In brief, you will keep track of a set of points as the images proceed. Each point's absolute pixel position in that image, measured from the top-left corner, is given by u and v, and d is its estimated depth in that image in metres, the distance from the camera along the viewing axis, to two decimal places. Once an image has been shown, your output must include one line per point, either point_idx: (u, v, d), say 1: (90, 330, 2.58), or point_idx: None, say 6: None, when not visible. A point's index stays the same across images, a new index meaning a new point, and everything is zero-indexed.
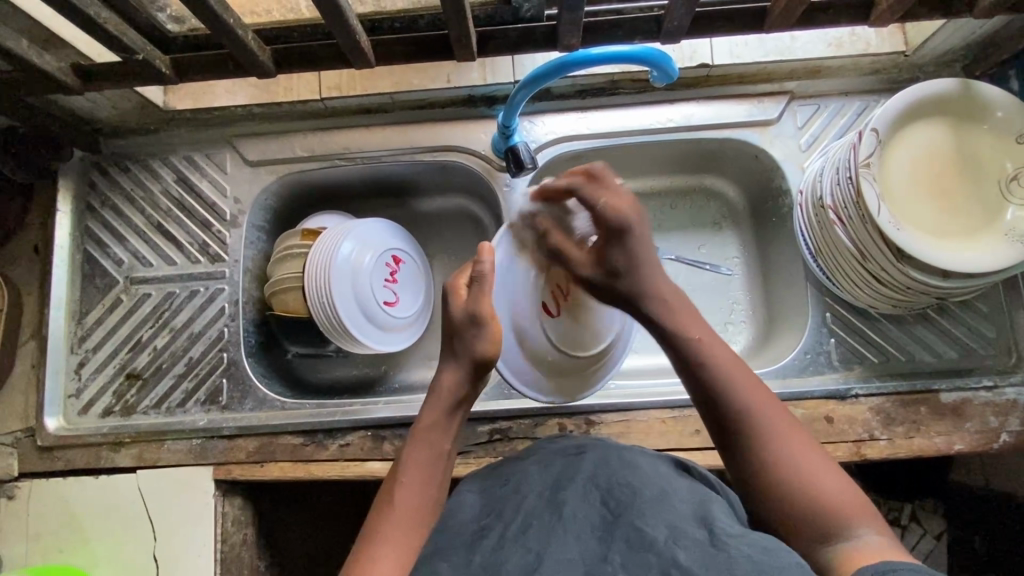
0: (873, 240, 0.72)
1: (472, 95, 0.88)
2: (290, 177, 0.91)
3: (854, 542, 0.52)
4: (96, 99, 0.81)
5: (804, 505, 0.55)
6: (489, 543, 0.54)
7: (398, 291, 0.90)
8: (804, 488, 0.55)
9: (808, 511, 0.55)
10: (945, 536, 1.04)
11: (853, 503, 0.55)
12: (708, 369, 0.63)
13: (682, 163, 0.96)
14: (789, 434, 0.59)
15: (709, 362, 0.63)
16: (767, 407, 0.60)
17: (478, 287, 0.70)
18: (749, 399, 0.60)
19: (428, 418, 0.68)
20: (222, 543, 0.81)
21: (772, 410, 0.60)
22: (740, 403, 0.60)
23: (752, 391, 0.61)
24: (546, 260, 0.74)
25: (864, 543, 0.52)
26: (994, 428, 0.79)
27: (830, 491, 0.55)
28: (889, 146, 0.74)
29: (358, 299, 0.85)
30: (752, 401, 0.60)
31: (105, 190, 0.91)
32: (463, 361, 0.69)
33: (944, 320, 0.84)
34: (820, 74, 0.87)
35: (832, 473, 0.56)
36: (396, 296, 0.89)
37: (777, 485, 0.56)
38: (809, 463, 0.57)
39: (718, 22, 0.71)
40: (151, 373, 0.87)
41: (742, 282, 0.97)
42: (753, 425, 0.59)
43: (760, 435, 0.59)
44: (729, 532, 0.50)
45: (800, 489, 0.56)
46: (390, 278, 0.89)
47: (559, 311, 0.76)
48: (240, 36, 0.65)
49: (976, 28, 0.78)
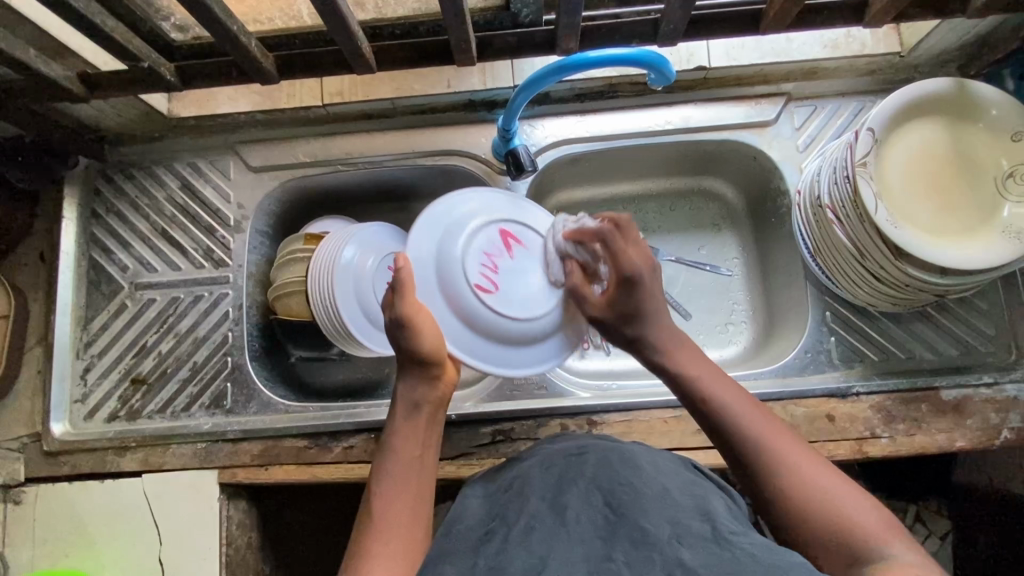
0: (871, 239, 0.73)
1: (472, 99, 0.90)
2: (293, 183, 0.92)
3: (884, 560, 0.49)
4: (102, 107, 0.82)
5: (819, 521, 0.54)
6: (491, 547, 0.54)
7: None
8: (825, 506, 0.54)
9: (832, 533, 0.53)
10: (949, 536, 1.05)
11: (881, 525, 0.52)
12: (713, 401, 0.63)
13: (681, 166, 0.96)
14: (796, 455, 0.58)
15: (709, 390, 0.64)
16: (766, 425, 0.60)
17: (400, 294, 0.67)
18: (765, 432, 0.60)
19: (397, 428, 0.67)
20: (227, 546, 0.81)
21: (772, 435, 0.59)
22: (751, 434, 0.60)
23: (771, 426, 0.60)
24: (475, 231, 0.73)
25: (895, 559, 0.49)
26: (995, 425, 0.79)
27: (855, 512, 0.53)
28: (885, 145, 0.74)
29: (359, 300, 0.86)
30: (764, 430, 0.60)
31: (110, 197, 0.92)
32: (412, 364, 0.67)
33: (943, 318, 0.85)
34: (816, 76, 0.88)
35: (852, 495, 0.54)
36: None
37: (795, 499, 0.55)
38: (822, 480, 0.56)
39: (715, 24, 0.72)
40: (156, 377, 0.88)
41: (742, 282, 0.97)
42: (767, 455, 0.58)
43: (765, 460, 0.58)
44: (734, 532, 0.50)
45: (821, 506, 0.54)
46: None
47: (497, 282, 0.73)
48: (244, 43, 0.66)
49: (970, 29, 0.78)
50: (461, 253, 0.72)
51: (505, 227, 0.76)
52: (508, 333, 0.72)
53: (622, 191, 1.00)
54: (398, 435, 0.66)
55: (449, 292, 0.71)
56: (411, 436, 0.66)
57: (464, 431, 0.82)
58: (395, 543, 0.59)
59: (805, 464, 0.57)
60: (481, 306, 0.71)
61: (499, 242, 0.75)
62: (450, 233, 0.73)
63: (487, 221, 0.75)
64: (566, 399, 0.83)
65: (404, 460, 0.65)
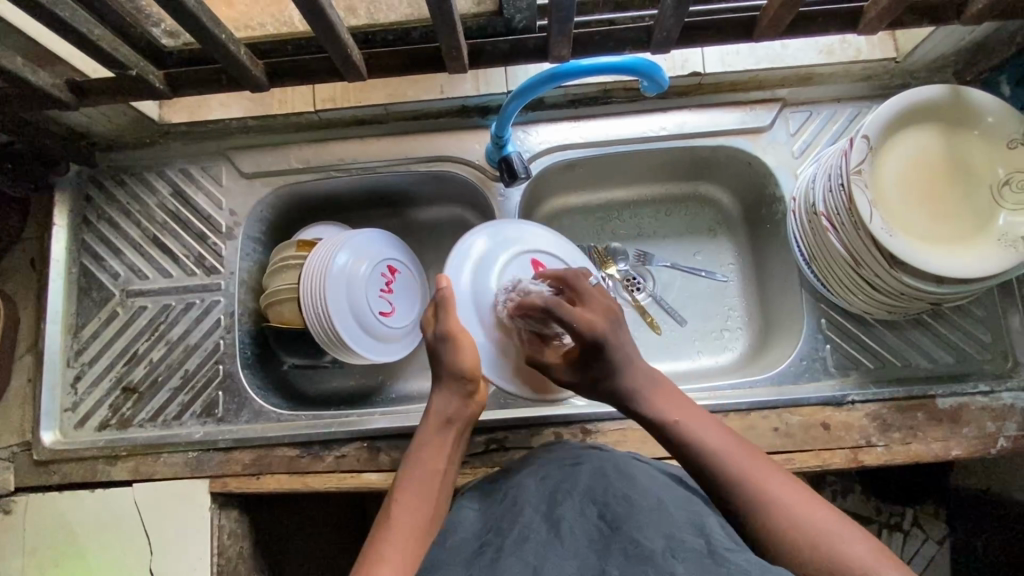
0: (866, 247, 0.72)
1: (465, 106, 0.89)
2: (285, 189, 0.91)
3: None
4: (92, 113, 0.82)
5: (812, 561, 0.53)
6: (484, 560, 0.53)
7: (391, 301, 0.90)
8: (814, 537, 0.53)
9: (828, 573, 0.52)
10: (947, 540, 1.04)
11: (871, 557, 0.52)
12: (689, 436, 0.63)
13: (676, 171, 0.96)
14: (780, 490, 0.57)
15: (685, 429, 0.64)
16: (750, 464, 0.60)
17: (444, 311, 0.73)
18: (746, 468, 0.59)
19: (423, 439, 0.68)
20: (219, 556, 0.81)
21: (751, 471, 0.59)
22: (727, 467, 0.60)
23: (753, 461, 0.60)
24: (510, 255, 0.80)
25: None
26: (991, 433, 0.79)
27: (848, 550, 0.52)
28: (880, 153, 0.74)
29: (350, 305, 0.85)
30: (746, 467, 0.59)
31: (102, 203, 0.91)
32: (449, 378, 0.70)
33: (940, 325, 0.84)
34: (811, 81, 0.87)
35: (844, 530, 0.54)
36: (389, 306, 0.89)
37: (782, 535, 0.55)
38: (809, 512, 0.55)
39: (708, 32, 0.71)
40: (148, 386, 0.87)
41: (738, 288, 0.97)
42: (749, 488, 0.58)
43: (745, 495, 0.58)
44: (728, 547, 0.49)
45: (812, 538, 0.53)
46: (385, 288, 0.89)
47: None
48: (232, 51, 0.65)
49: (966, 35, 0.78)
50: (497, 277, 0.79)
51: (534, 257, 0.81)
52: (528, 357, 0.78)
53: (617, 196, 1.00)
54: (424, 445, 0.68)
55: (484, 315, 0.77)
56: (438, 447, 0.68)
57: None
58: (412, 542, 0.59)
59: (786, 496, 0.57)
60: (510, 333, 0.77)
61: (530, 271, 0.81)
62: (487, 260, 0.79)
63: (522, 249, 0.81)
64: (560, 407, 0.83)
65: (431, 470, 0.66)
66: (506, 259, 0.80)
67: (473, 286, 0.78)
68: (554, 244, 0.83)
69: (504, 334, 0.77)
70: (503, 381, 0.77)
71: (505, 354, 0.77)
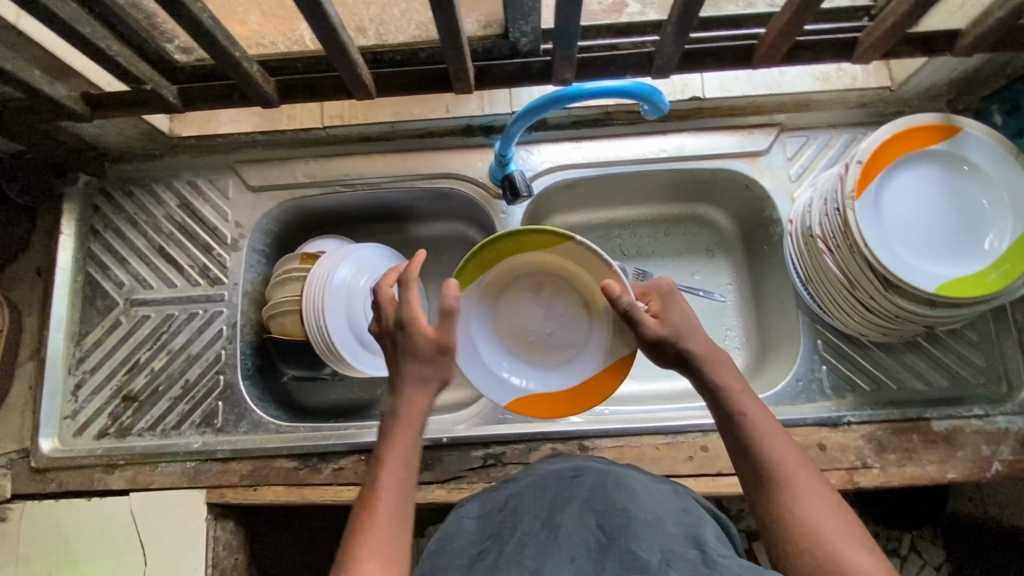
0: (860, 269, 0.74)
1: (469, 125, 0.91)
2: (291, 203, 0.92)
3: None
4: (104, 126, 0.83)
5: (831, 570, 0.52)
6: (485, 564, 0.53)
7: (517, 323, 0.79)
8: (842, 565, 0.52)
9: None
10: (945, 567, 1.04)
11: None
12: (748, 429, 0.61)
13: (676, 193, 0.98)
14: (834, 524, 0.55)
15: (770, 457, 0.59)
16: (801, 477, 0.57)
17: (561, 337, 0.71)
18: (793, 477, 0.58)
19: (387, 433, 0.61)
20: (213, 567, 0.81)
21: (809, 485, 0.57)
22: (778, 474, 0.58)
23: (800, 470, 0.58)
24: (907, 198, 0.75)
25: None
26: (986, 457, 0.79)
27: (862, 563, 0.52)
28: (932, 175, 0.76)
29: (586, 363, 0.77)
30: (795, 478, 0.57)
31: (108, 214, 0.92)
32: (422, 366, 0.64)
33: (934, 348, 0.85)
34: (809, 107, 0.89)
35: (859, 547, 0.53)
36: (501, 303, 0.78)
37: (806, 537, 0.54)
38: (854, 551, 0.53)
39: (707, 58, 0.73)
40: (147, 396, 0.88)
41: (735, 308, 0.98)
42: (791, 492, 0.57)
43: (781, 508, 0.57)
44: (722, 554, 0.49)
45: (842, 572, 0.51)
46: None
47: (926, 222, 0.75)
48: (246, 68, 0.67)
49: (959, 66, 0.80)
50: (911, 219, 0.74)
51: (920, 185, 0.75)
52: (981, 237, 0.73)
53: (619, 215, 1.01)
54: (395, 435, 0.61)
55: (933, 239, 0.74)
56: (402, 433, 0.61)
57: (455, 454, 0.82)
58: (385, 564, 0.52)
59: (825, 516, 0.55)
60: (966, 230, 0.74)
61: (918, 207, 0.75)
62: (909, 218, 0.75)
63: (887, 195, 0.75)
64: (558, 423, 0.83)
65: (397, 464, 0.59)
66: (905, 211, 0.75)
67: (941, 224, 0.75)
68: (908, 186, 0.75)
69: (959, 238, 0.74)
70: (931, 251, 0.73)
71: (980, 242, 0.73)
